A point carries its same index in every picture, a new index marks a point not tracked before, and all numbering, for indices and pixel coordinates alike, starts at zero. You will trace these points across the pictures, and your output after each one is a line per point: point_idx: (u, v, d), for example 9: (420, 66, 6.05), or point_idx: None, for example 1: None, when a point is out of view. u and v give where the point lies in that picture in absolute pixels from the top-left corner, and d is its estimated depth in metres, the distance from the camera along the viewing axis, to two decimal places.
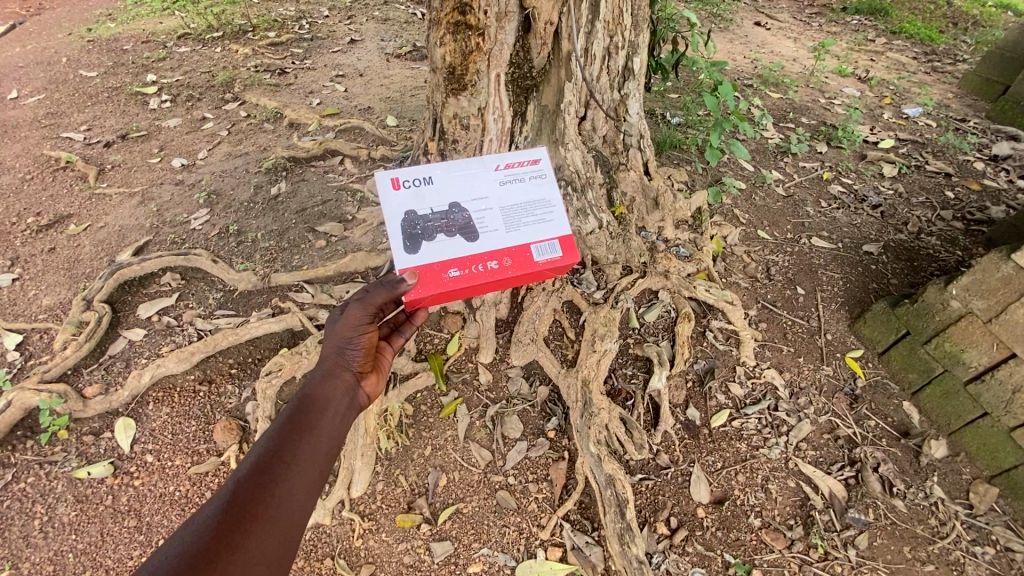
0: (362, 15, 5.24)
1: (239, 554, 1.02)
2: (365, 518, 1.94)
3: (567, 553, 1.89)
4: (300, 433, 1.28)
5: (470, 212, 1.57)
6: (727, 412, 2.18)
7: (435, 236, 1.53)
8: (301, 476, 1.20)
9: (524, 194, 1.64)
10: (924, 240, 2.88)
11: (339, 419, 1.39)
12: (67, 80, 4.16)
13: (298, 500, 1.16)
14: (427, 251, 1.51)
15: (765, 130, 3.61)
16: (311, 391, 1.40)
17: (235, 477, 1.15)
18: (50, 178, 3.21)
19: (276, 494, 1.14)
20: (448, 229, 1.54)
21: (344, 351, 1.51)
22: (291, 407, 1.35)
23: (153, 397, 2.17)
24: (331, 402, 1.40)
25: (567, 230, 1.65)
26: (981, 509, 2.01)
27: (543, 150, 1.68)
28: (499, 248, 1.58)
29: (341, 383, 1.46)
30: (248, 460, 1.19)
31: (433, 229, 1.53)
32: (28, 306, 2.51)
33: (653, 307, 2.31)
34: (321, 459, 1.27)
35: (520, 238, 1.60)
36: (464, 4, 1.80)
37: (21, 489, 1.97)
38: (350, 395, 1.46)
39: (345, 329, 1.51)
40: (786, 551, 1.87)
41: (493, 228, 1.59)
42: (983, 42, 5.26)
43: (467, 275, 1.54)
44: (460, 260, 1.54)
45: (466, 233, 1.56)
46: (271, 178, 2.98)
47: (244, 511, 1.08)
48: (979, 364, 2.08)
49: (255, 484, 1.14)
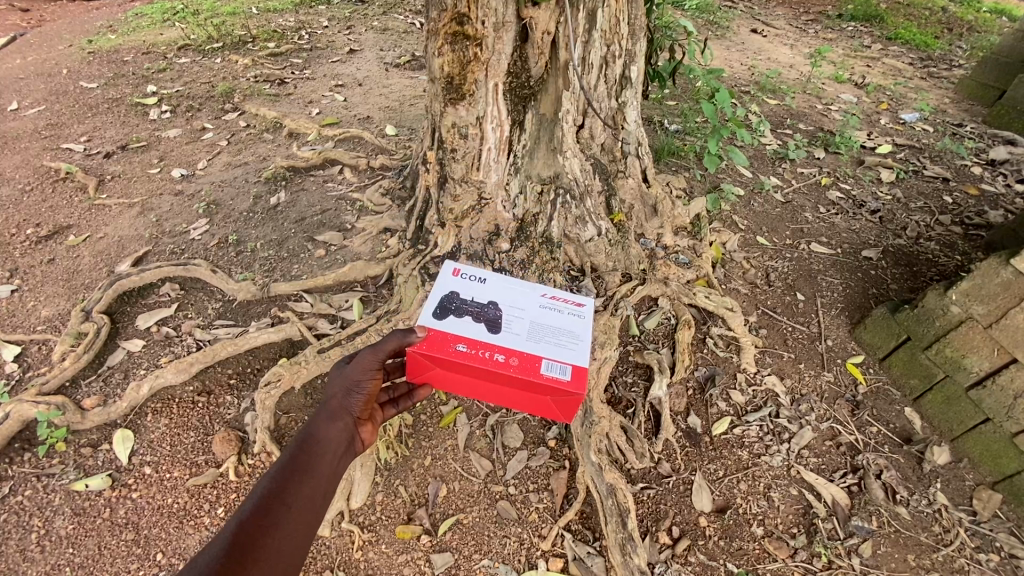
0: (361, 25, 5.28)
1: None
2: (365, 530, 1.92)
3: (569, 563, 1.87)
4: (302, 474, 1.28)
5: (503, 311, 1.68)
6: (728, 420, 2.17)
7: (463, 316, 1.66)
8: (300, 520, 1.20)
9: (557, 321, 1.68)
10: (923, 245, 2.88)
11: (336, 464, 1.40)
12: (68, 91, 4.17)
13: (294, 546, 1.16)
14: (451, 322, 1.64)
15: (762, 137, 3.63)
16: (314, 430, 1.41)
17: (235, 517, 1.14)
18: (50, 188, 3.21)
19: (275, 536, 1.14)
20: (478, 316, 1.66)
21: (350, 393, 1.51)
22: (292, 448, 1.35)
23: (152, 408, 2.16)
24: (331, 444, 1.41)
25: (586, 363, 1.58)
26: (985, 515, 1.99)
27: (591, 299, 1.77)
28: (512, 347, 1.59)
29: (342, 425, 1.47)
30: (250, 500, 1.18)
31: (465, 310, 1.67)
32: (27, 317, 2.50)
33: (653, 314, 2.33)
34: (319, 502, 1.28)
35: (536, 349, 1.59)
36: (462, 15, 1.80)
37: (18, 502, 1.94)
38: (350, 439, 1.47)
39: (356, 370, 1.52)
40: (790, 560, 1.86)
41: (515, 333, 1.63)
42: (978, 48, 5.30)
43: (471, 354, 1.57)
44: (474, 340, 1.60)
45: (493, 324, 1.64)
46: (271, 188, 2.98)
47: (245, 554, 1.07)
48: (980, 369, 2.07)
49: (256, 527, 1.13)
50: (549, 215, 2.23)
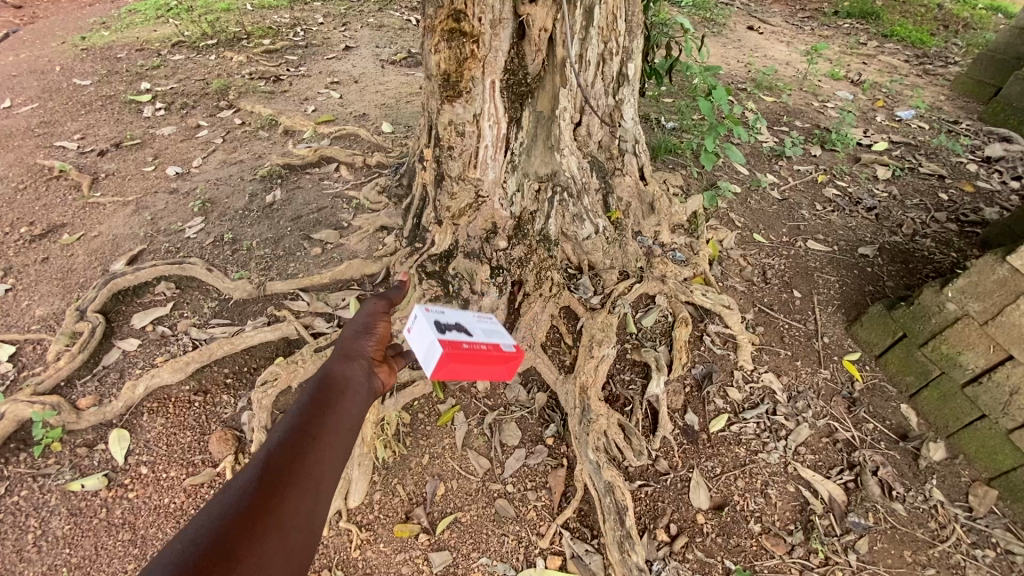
0: (357, 22, 5.25)
1: (277, 517, 0.93)
2: (363, 529, 1.91)
3: (567, 561, 1.87)
4: (329, 401, 1.22)
5: (463, 318, 1.56)
6: (726, 417, 2.18)
7: (446, 327, 1.47)
8: (331, 451, 1.10)
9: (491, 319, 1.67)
10: (919, 242, 2.89)
11: (362, 397, 1.30)
12: (61, 88, 4.14)
13: (332, 466, 1.08)
14: (448, 332, 1.45)
15: (759, 134, 3.63)
16: (335, 364, 1.35)
17: (267, 444, 1.07)
18: (44, 186, 3.19)
19: (310, 456, 1.06)
20: (456, 326, 1.50)
21: (363, 334, 1.50)
22: (314, 384, 1.26)
23: (148, 407, 2.15)
24: (352, 376, 1.32)
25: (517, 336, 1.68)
26: (980, 511, 2.00)
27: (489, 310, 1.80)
28: (490, 335, 1.55)
29: (360, 364, 1.38)
30: (279, 428, 1.11)
31: (443, 322, 1.48)
32: (21, 316, 2.48)
33: (651, 312, 2.33)
34: (350, 428, 1.20)
35: (499, 333, 1.59)
36: (458, 12, 1.78)
37: (14, 502, 1.93)
38: (374, 371, 1.40)
39: (365, 318, 1.56)
40: (787, 557, 1.86)
41: (480, 326, 1.57)
42: (973, 45, 5.31)
43: (476, 348, 1.45)
44: (474, 342, 1.46)
45: (469, 327, 1.52)
46: (267, 186, 2.97)
47: (280, 474, 1.00)
48: (976, 366, 2.08)
49: (289, 449, 1.06)
50: (546, 213, 2.23)
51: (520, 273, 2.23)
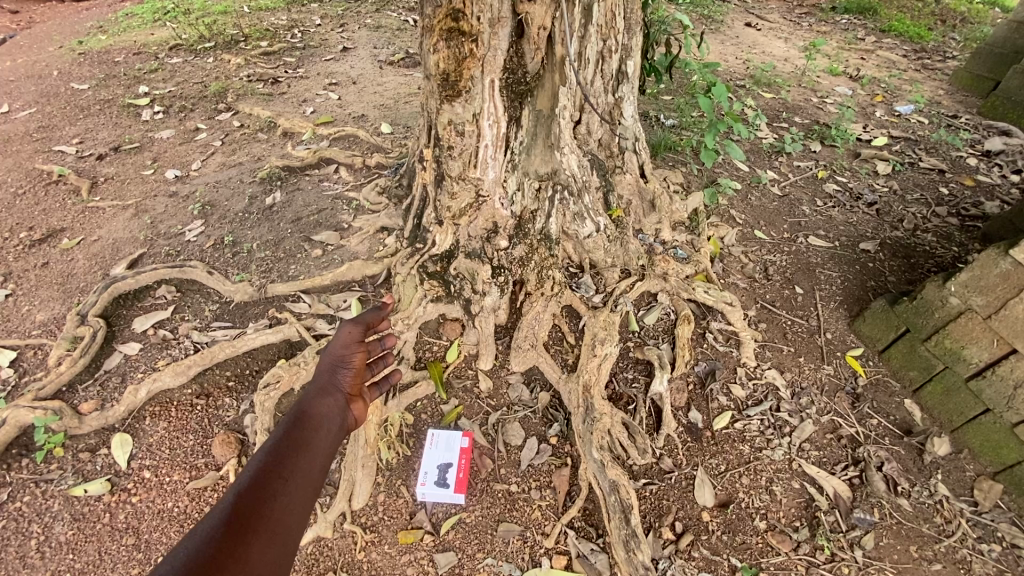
0: (354, 23, 5.25)
1: (244, 565, 0.90)
2: (368, 530, 1.91)
3: (572, 561, 1.86)
4: (295, 449, 1.22)
5: (433, 458, 2.02)
6: (729, 414, 2.17)
7: (449, 481, 1.97)
8: (300, 486, 1.13)
9: (441, 440, 2.06)
10: (920, 237, 2.88)
11: (331, 437, 1.35)
12: (59, 93, 4.13)
13: (296, 513, 1.07)
14: (449, 483, 1.97)
15: (759, 131, 3.62)
16: (302, 408, 1.37)
17: (230, 493, 1.05)
18: (42, 192, 3.19)
19: (275, 505, 1.05)
20: (441, 471, 1.99)
21: (336, 371, 1.54)
22: (286, 423, 1.31)
23: (150, 411, 2.15)
24: (326, 415, 1.38)
25: (450, 426, 2.12)
26: (986, 505, 1.99)
27: (427, 430, 2.10)
28: (460, 454, 2.03)
29: (332, 401, 1.44)
30: (244, 475, 1.10)
31: (445, 481, 1.97)
32: (22, 322, 2.48)
33: (652, 310, 2.35)
34: (315, 475, 1.20)
35: (455, 445, 2.04)
36: (456, 11, 1.75)
37: (16, 509, 1.93)
38: (340, 414, 1.43)
39: (339, 348, 1.60)
40: (793, 553, 1.86)
41: (450, 458, 2.02)
42: (972, 39, 5.32)
43: (464, 468, 2.01)
44: (458, 466, 2.01)
45: (444, 462, 2.01)
46: (266, 188, 2.97)
47: (245, 521, 0.98)
48: (980, 360, 2.07)
49: (254, 498, 1.04)
50: (547, 212, 2.22)
51: (521, 272, 2.23)
